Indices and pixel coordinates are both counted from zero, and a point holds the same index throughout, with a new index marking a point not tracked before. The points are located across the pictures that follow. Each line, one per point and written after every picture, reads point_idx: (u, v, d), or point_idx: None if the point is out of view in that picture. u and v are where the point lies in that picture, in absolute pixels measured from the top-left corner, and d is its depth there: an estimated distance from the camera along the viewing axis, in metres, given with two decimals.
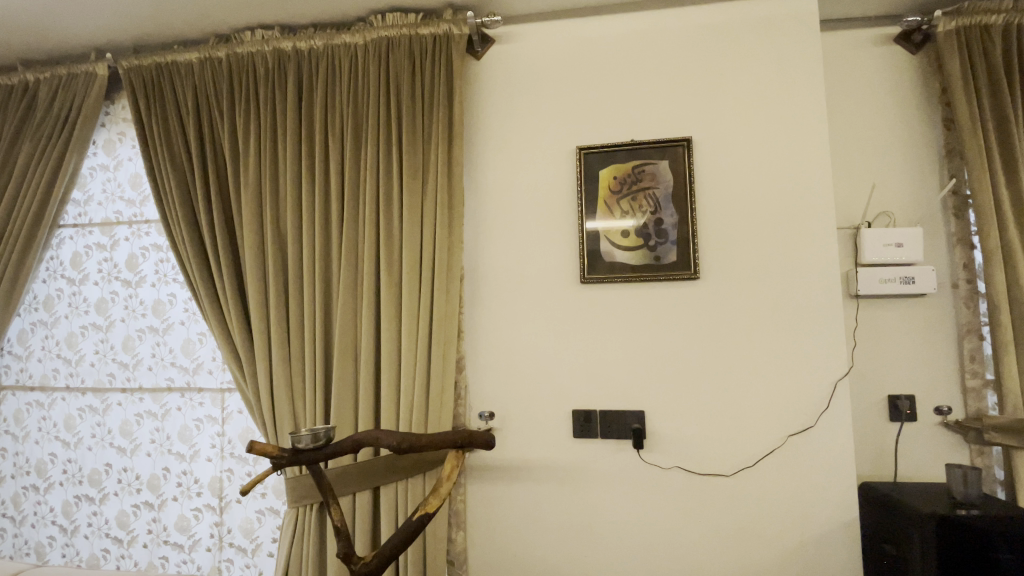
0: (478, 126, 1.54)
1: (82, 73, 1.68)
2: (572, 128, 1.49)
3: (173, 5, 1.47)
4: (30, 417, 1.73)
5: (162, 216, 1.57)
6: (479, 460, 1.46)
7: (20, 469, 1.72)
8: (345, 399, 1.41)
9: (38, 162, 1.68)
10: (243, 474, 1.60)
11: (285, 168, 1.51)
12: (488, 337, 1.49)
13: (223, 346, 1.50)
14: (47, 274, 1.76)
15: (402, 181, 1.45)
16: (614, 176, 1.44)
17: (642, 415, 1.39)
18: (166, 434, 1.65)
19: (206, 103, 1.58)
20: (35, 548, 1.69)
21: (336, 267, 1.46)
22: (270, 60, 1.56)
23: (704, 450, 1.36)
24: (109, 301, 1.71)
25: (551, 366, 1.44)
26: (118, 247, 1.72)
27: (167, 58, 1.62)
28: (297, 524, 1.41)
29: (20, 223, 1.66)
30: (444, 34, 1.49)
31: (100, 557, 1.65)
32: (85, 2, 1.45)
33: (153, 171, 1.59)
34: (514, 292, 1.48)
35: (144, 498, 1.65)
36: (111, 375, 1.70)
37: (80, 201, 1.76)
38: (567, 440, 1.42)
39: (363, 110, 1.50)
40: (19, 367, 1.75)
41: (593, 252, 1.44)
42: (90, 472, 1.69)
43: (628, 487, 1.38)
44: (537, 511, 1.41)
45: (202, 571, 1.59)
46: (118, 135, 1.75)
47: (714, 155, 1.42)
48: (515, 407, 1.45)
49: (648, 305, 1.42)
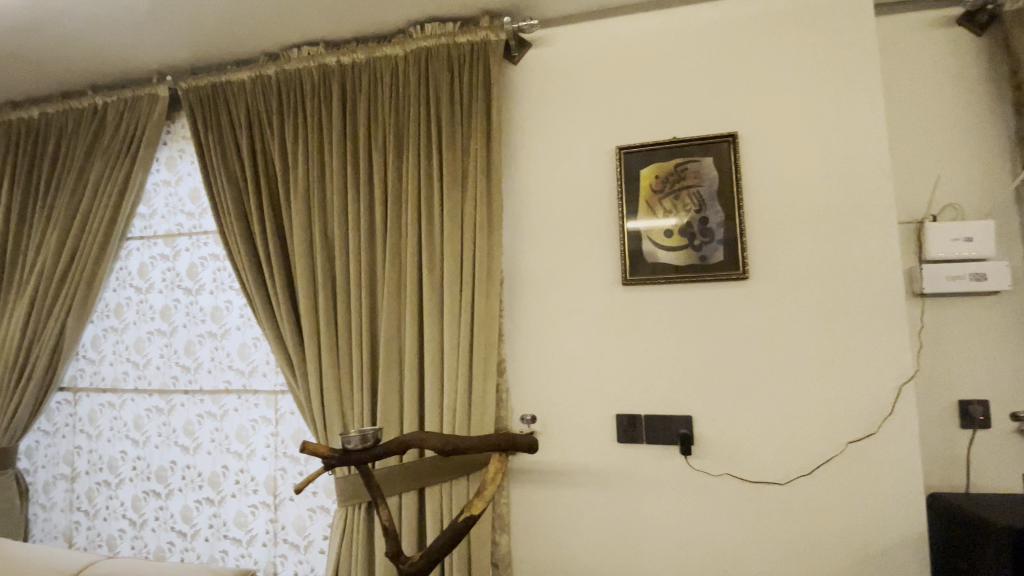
0: (516, 130, 1.55)
1: (146, 96, 1.80)
2: (612, 128, 1.47)
3: (226, 27, 1.55)
4: (103, 417, 1.86)
5: (219, 227, 1.65)
6: (523, 463, 1.45)
7: (94, 466, 1.85)
8: (391, 401, 1.44)
9: (109, 179, 1.80)
10: (296, 473, 1.66)
11: (332, 179, 1.57)
12: (529, 339, 1.49)
13: (276, 350, 1.57)
14: (117, 283, 1.89)
15: (442, 187, 1.47)
16: (656, 175, 1.42)
17: (689, 419, 1.35)
18: (225, 433, 1.74)
19: (258, 119, 1.66)
20: (107, 540, 1.81)
21: (381, 272, 1.50)
22: (316, 75, 1.62)
23: (756, 456, 1.31)
24: (172, 308, 1.82)
25: (594, 369, 1.43)
26: (179, 257, 1.83)
27: (222, 78, 1.71)
28: (346, 523, 1.44)
29: (92, 237, 1.79)
30: (481, 41, 1.50)
31: (167, 549, 1.76)
32: (147, 29, 1.55)
33: (210, 184, 1.68)
34: (555, 295, 1.48)
35: (206, 494, 1.74)
36: (174, 377, 1.80)
37: (146, 214, 1.88)
38: (611, 444, 1.40)
39: (404, 119, 1.54)
40: (93, 370, 1.89)
41: (635, 252, 1.41)
42: (156, 469, 1.79)
43: (675, 493, 1.35)
44: (583, 517, 1.39)
45: (259, 565, 1.66)
46: (179, 152, 1.86)
47: (761, 150, 1.37)
48: (558, 411, 1.44)
49: (694, 306, 1.38)
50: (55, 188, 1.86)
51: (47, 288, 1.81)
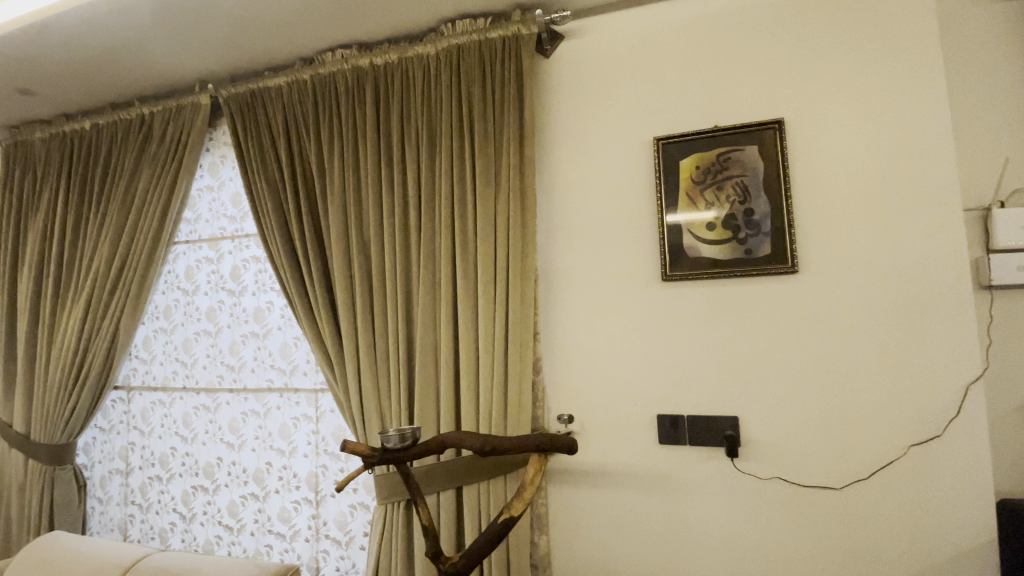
0: (549, 125, 1.53)
1: (189, 104, 1.87)
2: (648, 120, 1.43)
3: (263, 33, 1.58)
4: (154, 414, 1.94)
5: (259, 229, 1.69)
6: (561, 464, 1.43)
7: (146, 461, 1.93)
8: (427, 400, 1.45)
9: (156, 186, 1.88)
10: (337, 470, 1.68)
11: (366, 180, 1.58)
12: (564, 338, 1.46)
13: (315, 348, 1.60)
14: (165, 285, 1.97)
15: (475, 185, 1.46)
16: (696, 166, 1.37)
17: (735, 420, 1.30)
18: (268, 430, 1.78)
19: (294, 123, 1.69)
20: (160, 532, 1.89)
21: (416, 271, 1.50)
22: (350, 77, 1.64)
23: (808, 458, 1.25)
24: (217, 309, 1.88)
25: (634, 367, 1.39)
26: (223, 260, 1.88)
27: (259, 85, 1.75)
28: (386, 520, 1.46)
29: (142, 242, 1.87)
30: (513, 36, 1.49)
31: (215, 542, 1.82)
32: (189, 39, 1.59)
33: (250, 188, 1.72)
34: (592, 292, 1.44)
35: (251, 490, 1.79)
36: (220, 376, 1.86)
37: (191, 219, 1.95)
38: (653, 445, 1.36)
39: (436, 118, 1.54)
40: (144, 369, 1.97)
41: (675, 247, 1.36)
42: (204, 465, 1.86)
43: (721, 497, 1.30)
44: (624, 519, 1.36)
45: (302, 560, 1.70)
46: (220, 158, 1.91)
47: (810, 137, 1.30)
48: (597, 410, 1.41)
49: (740, 302, 1.32)
50: (107, 196, 1.95)
51: (100, 291, 1.90)
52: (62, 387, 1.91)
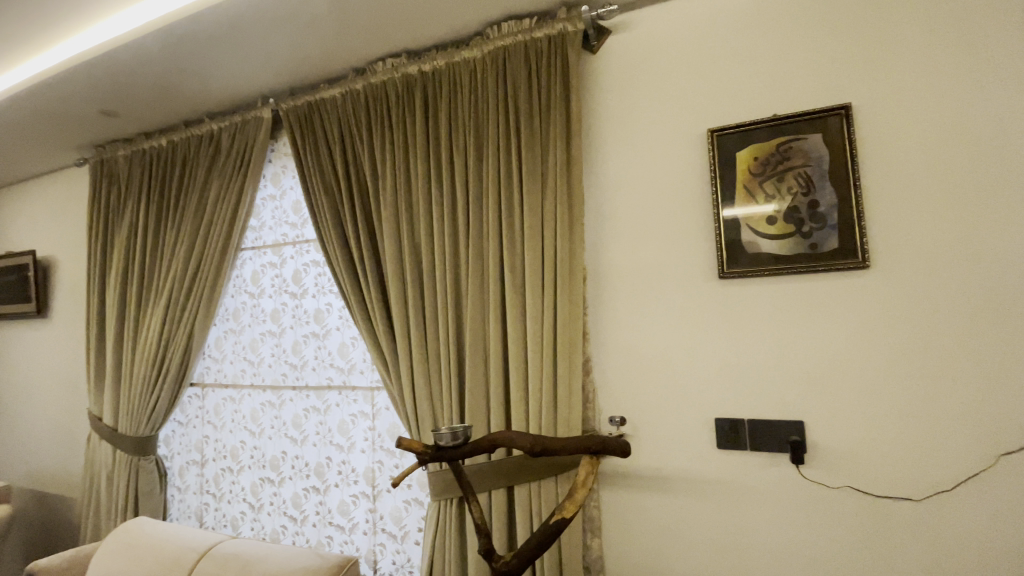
0: (597, 122, 1.50)
1: (253, 118, 1.98)
2: (701, 112, 1.38)
3: (318, 48, 1.66)
4: (226, 410, 2.08)
5: (318, 235, 1.78)
6: (613, 466, 1.40)
7: (219, 453, 2.07)
8: (477, 399, 1.46)
9: (225, 196, 2.01)
10: (392, 466, 1.73)
11: (417, 184, 1.62)
12: (615, 338, 1.43)
13: (370, 346, 1.65)
14: (234, 289, 2.09)
15: (522, 185, 1.47)
16: (754, 157, 1.30)
17: (799, 424, 1.23)
18: (329, 426, 1.86)
19: (349, 132, 1.76)
20: (232, 520, 2.02)
21: (465, 272, 1.52)
22: (400, 85, 1.69)
23: (882, 467, 1.16)
24: (281, 310, 1.99)
25: (689, 368, 1.34)
26: (286, 265, 1.99)
27: (316, 97, 1.84)
28: (439, 517, 1.48)
29: (213, 249, 2.01)
30: (558, 34, 1.48)
31: (280, 532, 1.92)
32: (250, 56, 1.69)
33: (309, 196, 1.81)
34: (644, 291, 1.41)
35: (312, 483, 1.87)
36: (284, 374, 1.96)
37: (256, 227, 2.06)
38: (710, 450, 1.31)
39: (483, 121, 1.55)
40: (216, 368, 2.11)
41: (732, 243, 1.31)
42: (271, 458, 1.96)
43: (785, 505, 1.23)
44: (680, 525, 1.32)
45: (360, 552, 1.76)
46: (282, 168, 2.02)
47: (880, 122, 1.21)
48: (650, 412, 1.37)
49: (804, 300, 1.25)
50: (182, 207, 2.10)
51: (178, 295, 2.06)
52: (146, 383, 2.08)
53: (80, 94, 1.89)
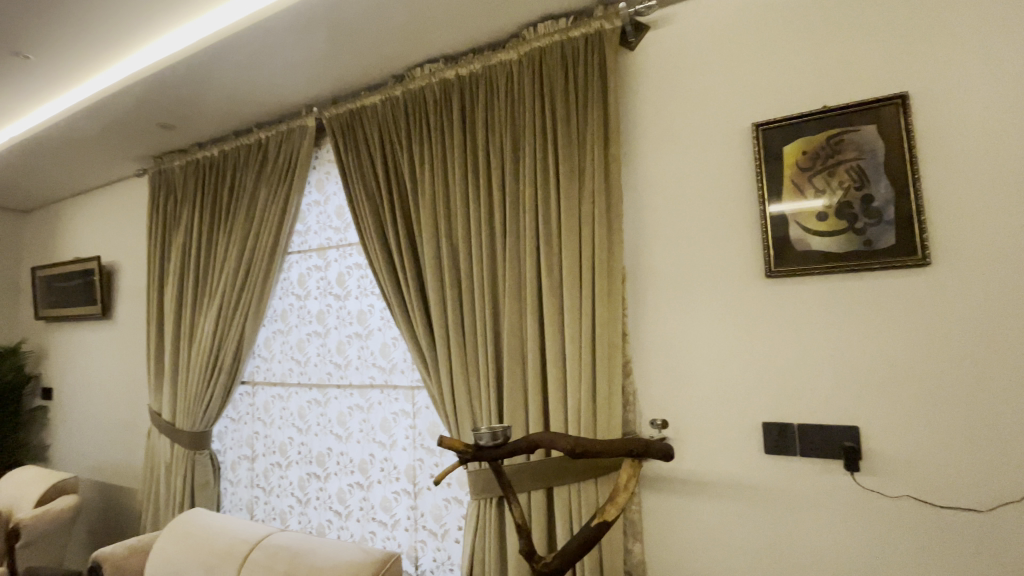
0: (636, 119, 1.48)
1: (298, 127, 2.06)
2: (745, 106, 1.34)
3: (359, 56, 1.70)
4: (275, 407, 2.17)
5: (361, 238, 1.83)
6: (655, 470, 1.38)
7: (269, 449, 2.16)
8: (516, 398, 1.47)
9: (273, 202, 2.10)
10: (432, 464, 1.76)
11: (455, 186, 1.64)
12: (656, 339, 1.41)
13: (411, 346, 1.69)
14: (282, 291, 2.18)
15: (560, 186, 1.46)
16: (803, 151, 1.26)
17: (853, 430, 1.17)
18: (371, 424, 1.91)
19: (389, 137, 1.80)
20: (280, 513, 2.10)
21: (503, 273, 1.53)
22: (438, 89, 1.71)
23: (946, 476, 1.10)
24: (326, 311, 2.05)
25: (734, 370, 1.31)
26: (330, 267, 2.05)
27: (358, 104, 1.89)
28: (479, 516, 1.50)
29: (262, 253, 2.10)
30: (595, 32, 1.47)
31: (326, 525, 1.99)
32: (296, 67, 1.76)
33: (352, 200, 1.86)
34: (686, 291, 1.38)
35: (356, 479, 1.93)
36: (329, 373, 2.03)
37: (302, 231, 2.13)
38: (758, 455, 1.26)
39: (520, 122, 1.56)
40: (266, 366, 2.20)
41: (780, 240, 1.26)
42: (317, 454, 2.03)
43: (839, 514, 1.18)
44: (726, 531, 1.28)
45: (403, 548, 1.80)
46: (326, 174, 2.08)
47: (941, 110, 1.14)
48: (693, 415, 1.34)
49: (858, 299, 1.19)
50: (233, 213, 2.21)
51: (230, 297, 2.16)
52: (202, 380, 2.20)
53: (140, 109, 2.01)
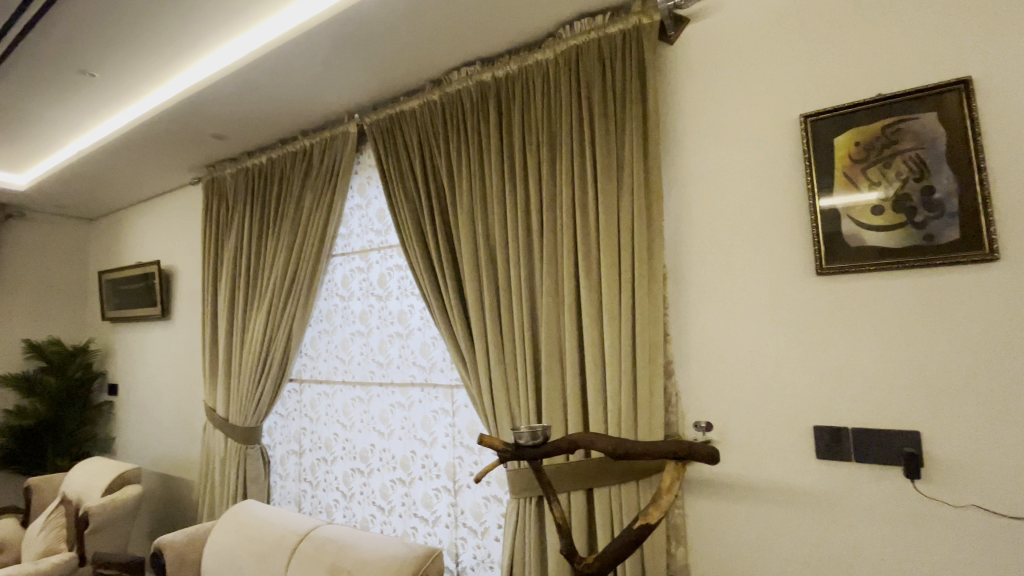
0: (677, 115, 1.45)
1: (340, 134, 2.13)
2: (792, 98, 1.29)
3: (398, 62, 1.74)
4: (321, 404, 2.25)
5: (401, 241, 1.87)
6: (699, 473, 1.35)
7: (315, 444, 2.24)
8: (555, 398, 1.47)
9: (318, 207, 2.17)
10: (472, 462, 1.78)
11: (491, 188, 1.66)
12: (698, 339, 1.38)
13: (450, 346, 1.71)
14: (327, 292, 2.26)
15: (598, 184, 1.45)
16: (855, 142, 1.20)
17: (913, 435, 1.11)
18: (413, 421, 1.95)
19: (427, 141, 1.84)
20: (326, 507, 2.18)
21: (540, 274, 1.53)
22: (474, 92, 1.73)
23: (1017, 487, 1.02)
24: (369, 312, 2.11)
25: (783, 372, 1.26)
26: (372, 269, 2.11)
27: (397, 109, 1.93)
28: (519, 515, 1.51)
29: (307, 255, 2.18)
30: (633, 28, 1.45)
31: (370, 520, 2.04)
32: (338, 75, 1.82)
33: (392, 204, 1.91)
34: (730, 290, 1.34)
35: (398, 475, 1.97)
36: (372, 371, 2.08)
37: (345, 234, 2.20)
38: (809, 459, 1.22)
39: (557, 122, 1.56)
40: (312, 364, 2.29)
41: (831, 235, 1.21)
42: (361, 450, 2.09)
43: (898, 524, 1.12)
44: (775, 538, 1.24)
45: (443, 544, 1.83)
46: (367, 178, 2.14)
47: (1010, 94, 1.06)
48: (738, 417, 1.31)
49: (919, 297, 1.13)
50: (281, 218, 2.30)
51: (278, 298, 2.25)
52: (253, 378, 2.30)
53: (195, 120, 2.13)
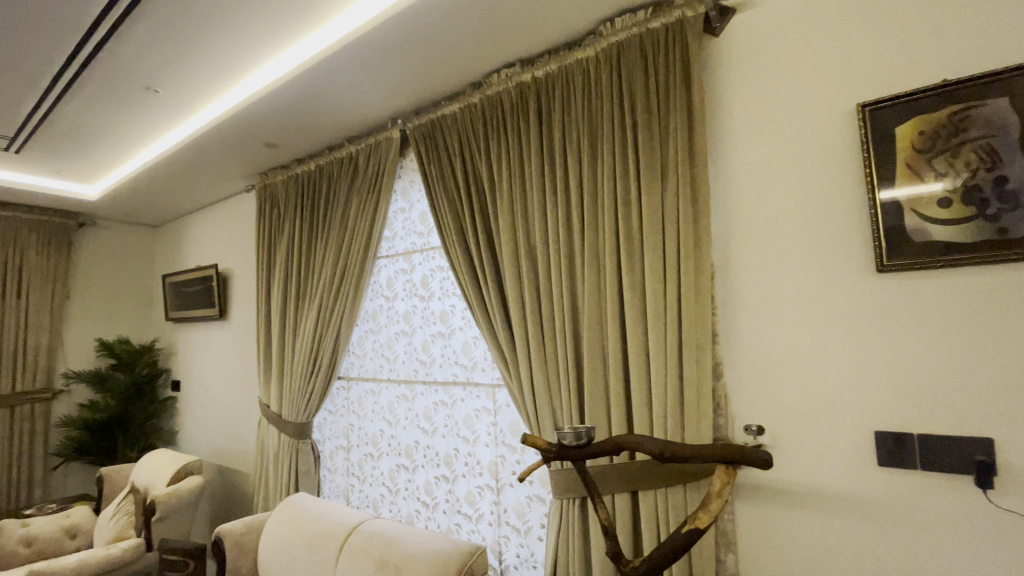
0: (724, 109, 1.41)
1: (384, 139, 2.19)
2: (847, 87, 1.23)
3: (439, 66, 1.77)
4: (367, 401, 2.32)
5: (443, 242, 1.90)
6: (749, 478, 1.31)
7: (362, 440, 2.32)
8: (598, 399, 1.46)
9: (364, 211, 2.24)
10: (515, 461, 1.79)
11: (531, 188, 1.66)
12: (747, 341, 1.34)
13: (491, 346, 1.73)
14: (372, 293, 2.33)
15: (641, 182, 1.43)
16: (919, 131, 1.13)
17: (986, 443, 1.04)
18: (455, 419, 1.98)
19: (468, 143, 1.86)
20: (373, 501, 2.25)
21: (581, 274, 1.53)
22: (514, 94, 1.74)
23: None
24: (412, 312, 2.16)
25: (839, 374, 1.21)
26: (415, 270, 2.16)
27: (438, 113, 1.97)
28: (562, 516, 1.51)
29: (353, 257, 2.25)
30: (676, 21, 1.42)
31: (415, 515, 2.09)
32: (380, 82, 1.87)
33: (434, 206, 1.95)
34: (782, 288, 1.29)
35: (442, 472, 2.01)
36: (416, 370, 2.13)
37: (389, 237, 2.26)
38: (869, 466, 1.16)
39: (598, 121, 1.54)
40: (359, 363, 2.37)
41: (893, 230, 1.14)
42: (406, 447, 2.15)
43: (970, 538, 1.04)
44: (833, 549, 1.18)
45: (487, 541, 1.85)
46: (410, 182, 2.20)
47: None
48: (790, 421, 1.26)
49: (992, 295, 1.05)
50: (328, 222, 2.39)
51: (326, 299, 2.34)
52: (303, 375, 2.40)
53: (248, 130, 2.24)
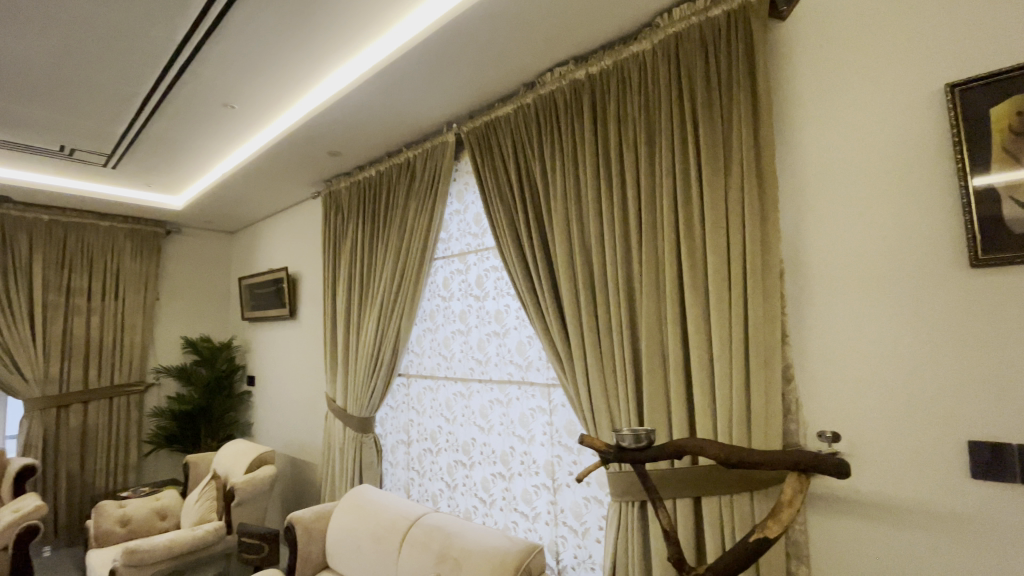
0: (791, 97, 1.33)
1: (440, 144, 2.24)
2: (933, 64, 1.13)
3: (492, 69, 1.79)
4: (426, 398, 2.39)
5: (498, 243, 1.92)
6: (824, 487, 1.23)
7: (421, 435, 2.39)
8: (658, 401, 1.43)
9: (421, 214, 2.31)
10: (571, 461, 1.78)
11: (586, 187, 1.65)
12: (820, 341, 1.26)
13: (546, 345, 1.73)
14: (430, 293, 2.40)
15: (701, 177, 1.38)
16: (1018, 111, 1.02)
17: None
18: (511, 418, 2.00)
19: (521, 144, 1.88)
20: (432, 496, 2.31)
21: (638, 273, 1.50)
22: (568, 92, 1.73)
23: None
24: (468, 311, 2.20)
25: (927, 378, 1.11)
26: (470, 270, 2.20)
27: (492, 116, 2.00)
28: (621, 518, 1.48)
29: (412, 259, 2.33)
30: (738, 8, 1.36)
31: (472, 511, 2.13)
32: (435, 87, 1.92)
33: (488, 207, 1.97)
34: (860, 286, 1.20)
35: (498, 469, 2.04)
36: (472, 368, 2.17)
37: (445, 238, 2.32)
38: (962, 480, 1.06)
39: (655, 115, 1.51)
40: (418, 361, 2.45)
41: (989, 220, 1.04)
42: (462, 444, 2.19)
43: None
44: (921, 568, 1.09)
45: (543, 541, 1.86)
46: (464, 185, 2.25)
47: None
48: (870, 427, 1.17)
49: None
50: (388, 225, 2.49)
51: (387, 299, 2.43)
52: (366, 372, 2.51)
53: (313, 140, 2.36)
